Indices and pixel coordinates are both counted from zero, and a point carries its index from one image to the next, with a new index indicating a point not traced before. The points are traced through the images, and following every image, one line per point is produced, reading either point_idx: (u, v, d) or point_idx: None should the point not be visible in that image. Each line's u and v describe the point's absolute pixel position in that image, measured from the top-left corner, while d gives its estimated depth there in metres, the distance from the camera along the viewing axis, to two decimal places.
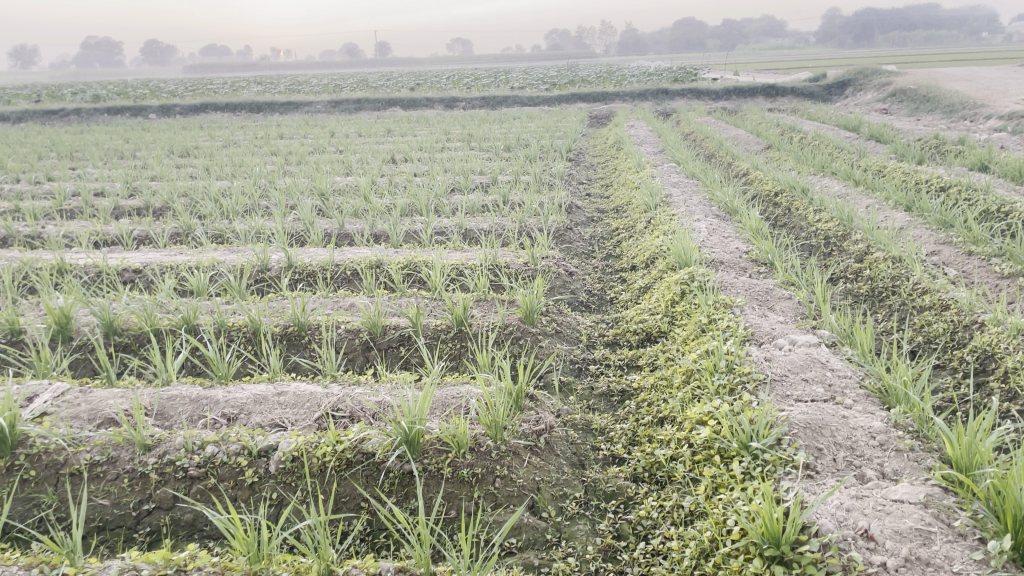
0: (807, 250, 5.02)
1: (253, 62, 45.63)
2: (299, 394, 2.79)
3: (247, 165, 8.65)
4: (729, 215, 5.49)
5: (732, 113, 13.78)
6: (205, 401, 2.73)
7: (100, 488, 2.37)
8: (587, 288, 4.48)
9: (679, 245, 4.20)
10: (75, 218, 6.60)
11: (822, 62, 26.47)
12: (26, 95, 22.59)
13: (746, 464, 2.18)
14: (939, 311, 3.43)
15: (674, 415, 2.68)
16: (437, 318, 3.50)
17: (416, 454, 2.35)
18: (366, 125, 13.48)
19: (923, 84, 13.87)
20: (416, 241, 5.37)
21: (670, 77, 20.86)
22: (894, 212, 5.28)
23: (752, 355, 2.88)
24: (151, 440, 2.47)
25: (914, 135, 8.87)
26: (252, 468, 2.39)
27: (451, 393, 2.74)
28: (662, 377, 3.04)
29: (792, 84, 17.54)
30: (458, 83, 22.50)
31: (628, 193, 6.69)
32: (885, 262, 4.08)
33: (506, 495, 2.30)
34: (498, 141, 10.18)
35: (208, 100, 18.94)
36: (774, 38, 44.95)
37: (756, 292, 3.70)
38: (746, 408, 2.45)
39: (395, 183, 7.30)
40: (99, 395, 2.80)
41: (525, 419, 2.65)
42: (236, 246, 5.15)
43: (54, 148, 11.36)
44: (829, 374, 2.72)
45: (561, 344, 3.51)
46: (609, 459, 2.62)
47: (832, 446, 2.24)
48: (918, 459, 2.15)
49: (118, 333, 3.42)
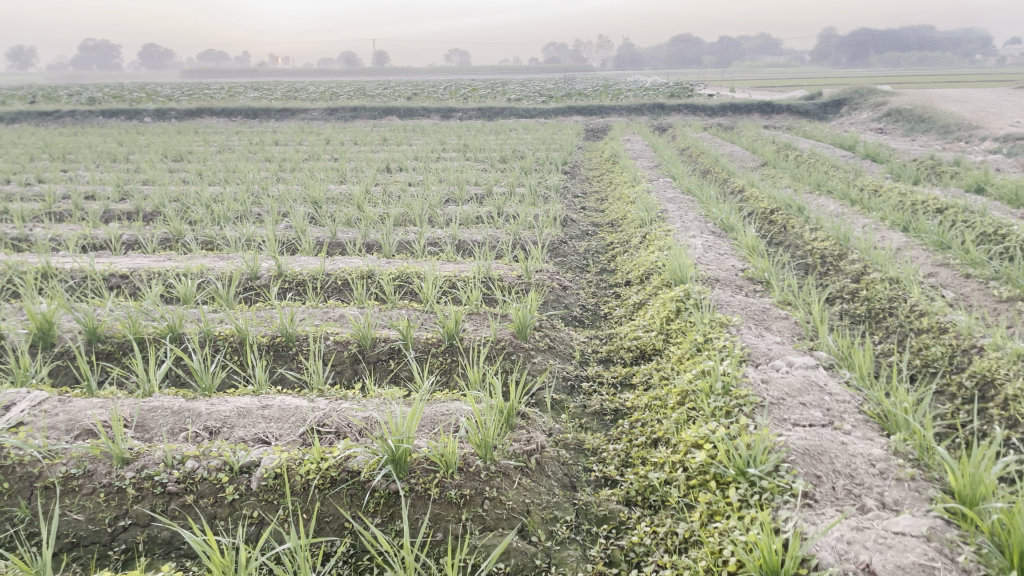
0: (803, 269, 4.97)
1: (252, 69, 45.54)
2: (284, 408, 2.71)
3: (241, 170, 8.59)
4: (725, 232, 5.45)
5: (728, 130, 13.76)
6: (187, 413, 2.66)
7: (75, 503, 2.30)
8: (581, 303, 4.42)
9: (675, 261, 4.15)
10: (63, 221, 6.52)
11: (815, 81, 26.66)
12: (20, 96, 22.49)
13: (743, 491, 2.11)
14: (937, 334, 3.38)
15: (669, 437, 2.62)
16: (428, 332, 3.44)
17: (402, 474, 2.28)
18: (361, 133, 13.44)
19: (918, 104, 13.91)
20: (409, 250, 5.31)
21: (666, 92, 20.88)
22: (891, 232, 5.25)
23: (748, 376, 2.82)
24: (129, 454, 2.40)
25: (909, 156, 8.87)
26: (233, 485, 2.31)
27: (440, 410, 2.67)
28: (656, 396, 2.97)
29: (788, 102, 17.59)
30: (454, 92, 22.51)
31: (624, 206, 6.65)
32: (883, 283, 4.04)
33: (495, 518, 2.23)
34: (493, 152, 10.14)
35: (204, 105, 18.88)
36: (770, 56, 45.25)
37: (753, 310, 3.64)
38: (743, 431, 2.39)
39: (389, 192, 7.24)
40: (79, 404, 2.72)
41: (516, 437, 2.58)
42: (226, 253, 5.07)
43: (46, 149, 11.28)
44: (827, 398, 2.66)
45: (554, 361, 3.44)
46: (601, 481, 2.56)
47: (832, 473, 2.19)
48: (919, 489, 2.09)
49: (101, 340, 3.34)
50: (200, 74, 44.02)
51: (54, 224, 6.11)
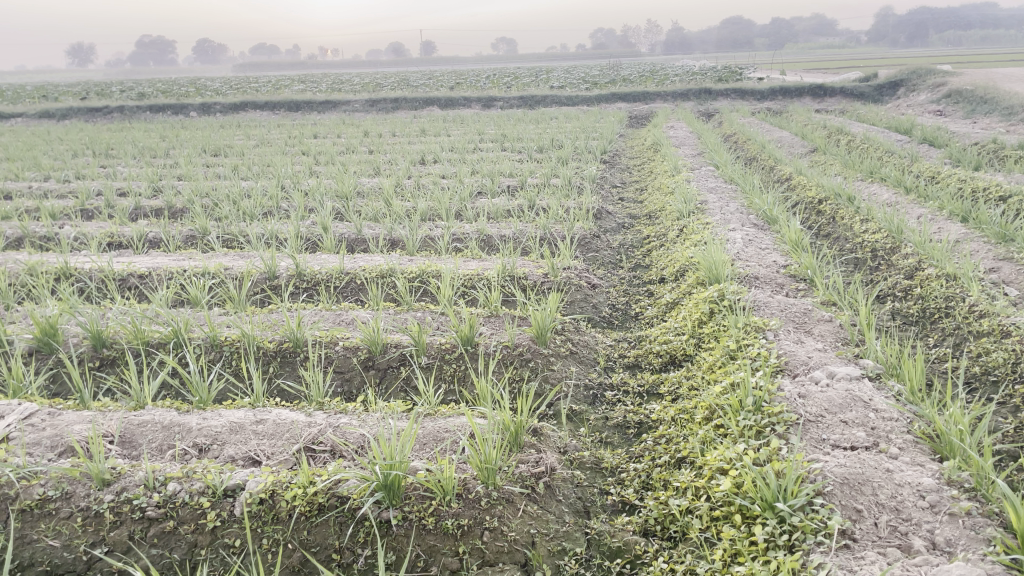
0: (852, 263, 4.65)
1: (301, 61, 45.75)
2: (279, 423, 2.53)
3: (276, 164, 8.52)
4: (768, 224, 5.15)
5: (777, 114, 13.29)
6: (177, 428, 2.49)
7: (50, 527, 2.13)
8: (611, 303, 4.18)
9: (710, 257, 3.88)
10: (93, 218, 6.48)
11: (869, 63, 25.84)
12: (73, 93, 22.84)
13: (769, 529, 1.88)
14: (999, 338, 3.08)
15: (694, 457, 2.38)
16: (442, 336, 3.24)
17: (394, 501, 2.09)
18: (402, 124, 13.34)
19: (979, 84, 13.24)
20: (434, 246, 5.12)
21: (713, 76, 20.39)
22: (949, 222, 4.89)
23: (784, 390, 2.56)
24: (110, 474, 2.24)
25: (970, 139, 8.39)
26: (215, 511, 2.13)
27: (442, 426, 2.48)
28: (683, 410, 2.73)
29: (841, 84, 16.97)
30: (498, 82, 22.30)
31: (662, 197, 6.39)
32: (938, 280, 3.73)
33: (495, 551, 2.02)
34: (531, 142, 9.91)
35: (249, 98, 19.03)
36: (823, 36, 44.00)
37: (793, 313, 3.36)
38: (774, 457, 2.14)
39: (422, 186, 7.07)
40: (68, 418, 2.58)
41: (523, 458, 2.37)
42: (248, 250, 4.95)
43: (90, 145, 11.38)
44: (872, 415, 2.38)
45: (575, 368, 3.21)
46: (618, 506, 2.35)
47: (874, 507, 1.93)
48: (976, 527, 1.82)
49: (106, 346, 3.22)
50: (249, 69, 44.34)
51: (82, 222, 6.06)
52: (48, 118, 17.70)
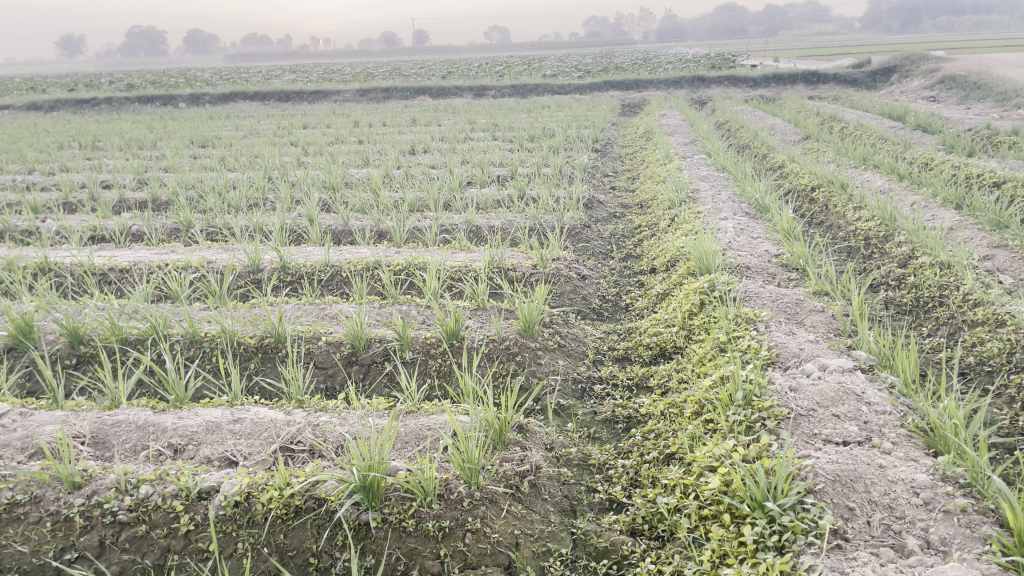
0: (845, 252, 4.59)
1: (293, 51, 45.45)
2: (257, 422, 2.47)
3: (264, 155, 8.41)
4: (759, 213, 5.08)
5: (770, 101, 13.22)
6: (152, 428, 2.42)
7: (18, 533, 2.05)
8: (601, 293, 4.12)
9: (700, 248, 3.81)
10: (76, 211, 6.38)
11: (862, 49, 25.76)
12: (62, 84, 22.62)
13: (759, 530, 1.82)
14: (994, 327, 3.02)
15: (683, 453, 2.33)
16: (427, 330, 3.18)
17: (374, 503, 2.03)
18: (392, 114, 13.21)
19: (974, 70, 13.18)
20: (422, 237, 5.05)
21: (706, 63, 20.30)
22: (942, 210, 4.82)
23: (774, 383, 2.50)
24: (81, 477, 2.16)
25: (965, 125, 8.33)
26: (189, 514, 2.06)
27: (424, 424, 2.42)
28: (673, 404, 2.67)
29: (835, 71, 16.90)
30: (490, 70, 22.16)
31: (653, 186, 6.32)
32: (932, 268, 3.66)
33: (477, 553, 1.96)
34: (522, 131, 9.81)
35: (238, 88, 18.86)
36: (816, 24, 43.87)
37: (785, 303, 3.30)
38: (764, 454, 2.09)
39: (410, 177, 6.98)
40: (40, 418, 2.50)
41: (508, 456, 2.31)
42: (231, 243, 4.87)
43: (78, 136, 11.25)
44: (865, 409, 2.32)
45: (563, 361, 3.15)
46: (605, 504, 2.29)
47: (866, 505, 1.88)
48: (972, 525, 1.76)
49: (82, 344, 3.15)
50: (240, 59, 44.13)
51: (64, 215, 5.96)
52: (35, 110, 17.52)
